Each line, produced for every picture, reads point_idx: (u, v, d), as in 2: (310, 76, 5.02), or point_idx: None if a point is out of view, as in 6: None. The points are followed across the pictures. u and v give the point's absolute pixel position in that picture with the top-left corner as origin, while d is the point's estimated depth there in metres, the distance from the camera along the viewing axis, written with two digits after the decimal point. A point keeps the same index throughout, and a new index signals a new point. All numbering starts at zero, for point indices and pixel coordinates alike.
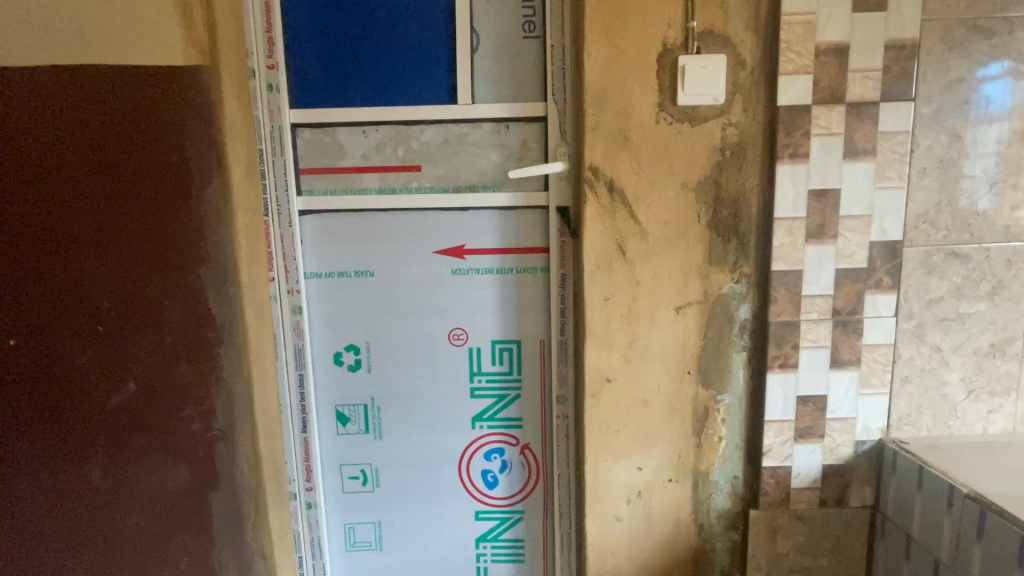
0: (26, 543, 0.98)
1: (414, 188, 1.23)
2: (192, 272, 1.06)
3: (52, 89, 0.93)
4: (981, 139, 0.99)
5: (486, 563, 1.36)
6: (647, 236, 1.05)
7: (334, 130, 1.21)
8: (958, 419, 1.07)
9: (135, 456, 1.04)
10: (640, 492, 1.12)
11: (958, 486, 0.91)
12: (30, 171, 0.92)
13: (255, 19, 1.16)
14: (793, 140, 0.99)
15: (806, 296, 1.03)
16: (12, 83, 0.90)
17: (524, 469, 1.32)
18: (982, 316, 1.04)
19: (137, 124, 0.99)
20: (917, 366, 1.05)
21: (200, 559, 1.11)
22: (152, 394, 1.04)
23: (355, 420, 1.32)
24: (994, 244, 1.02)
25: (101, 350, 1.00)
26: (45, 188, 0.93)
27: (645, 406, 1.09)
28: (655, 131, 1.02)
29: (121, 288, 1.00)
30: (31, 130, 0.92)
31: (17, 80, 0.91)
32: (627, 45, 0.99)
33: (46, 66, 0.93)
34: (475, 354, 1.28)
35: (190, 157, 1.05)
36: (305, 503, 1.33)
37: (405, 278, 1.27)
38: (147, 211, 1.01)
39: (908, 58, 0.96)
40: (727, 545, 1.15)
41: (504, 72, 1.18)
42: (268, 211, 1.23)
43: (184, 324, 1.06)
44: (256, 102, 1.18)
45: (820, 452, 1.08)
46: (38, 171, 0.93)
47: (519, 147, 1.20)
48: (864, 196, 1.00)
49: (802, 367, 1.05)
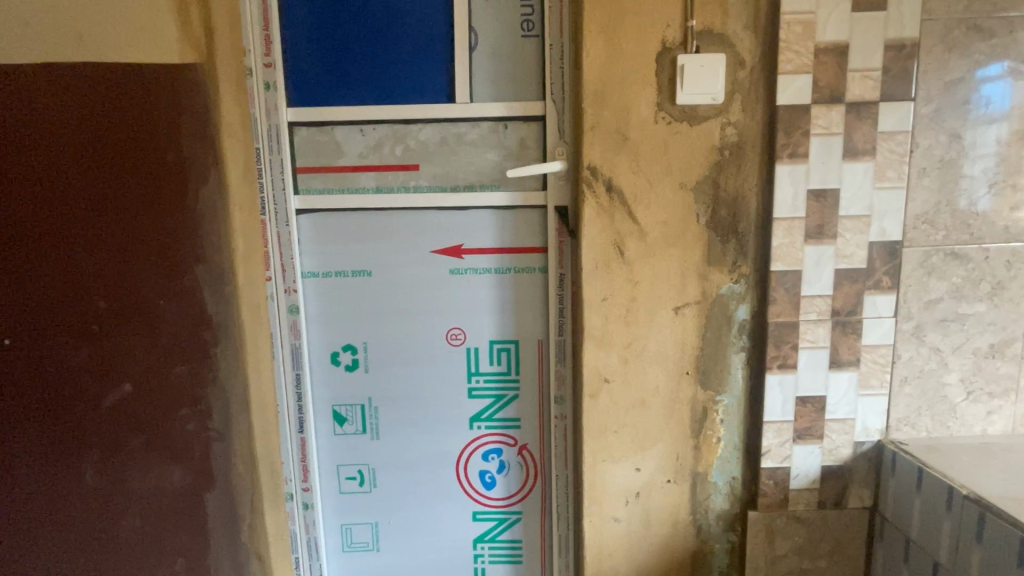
0: (22, 542, 0.98)
1: (412, 187, 1.22)
2: (189, 271, 1.06)
3: (47, 87, 0.93)
4: (980, 140, 0.99)
5: (484, 564, 1.35)
6: (646, 235, 1.04)
7: (332, 129, 1.21)
8: (958, 421, 1.06)
9: (130, 456, 1.03)
10: (638, 493, 1.12)
11: (957, 487, 0.90)
12: (26, 169, 0.92)
13: (253, 18, 1.16)
14: (793, 140, 0.98)
15: (805, 296, 1.02)
16: (8, 82, 0.91)
17: (522, 469, 1.31)
18: (981, 316, 1.03)
19: (134, 122, 0.99)
20: (916, 366, 1.05)
21: (195, 559, 1.10)
22: (148, 394, 1.04)
23: (352, 420, 1.31)
24: (994, 245, 1.01)
25: (96, 349, 0.99)
26: (41, 187, 0.93)
27: (643, 407, 1.09)
28: (654, 130, 1.01)
29: (117, 287, 1.00)
30: (27, 129, 0.92)
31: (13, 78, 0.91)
32: (626, 44, 0.99)
33: (41, 64, 0.92)
34: (473, 354, 1.28)
35: (187, 155, 1.04)
36: (302, 503, 1.32)
37: (403, 277, 1.26)
38: (143, 210, 1.01)
39: (908, 58, 0.96)
40: (726, 546, 1.15)
41: (503, 71, 1.18)
42: (264, 209, 1.22)
43: (180, 323, 1.05)
44: (252, 101, 1.17)
45: (819, 453, 1.07)
46: (34, 169, 0.93)
47: (518, 147, 1.20)
48: (864, 196, 0.99)
49: (801, 368, 1.05)
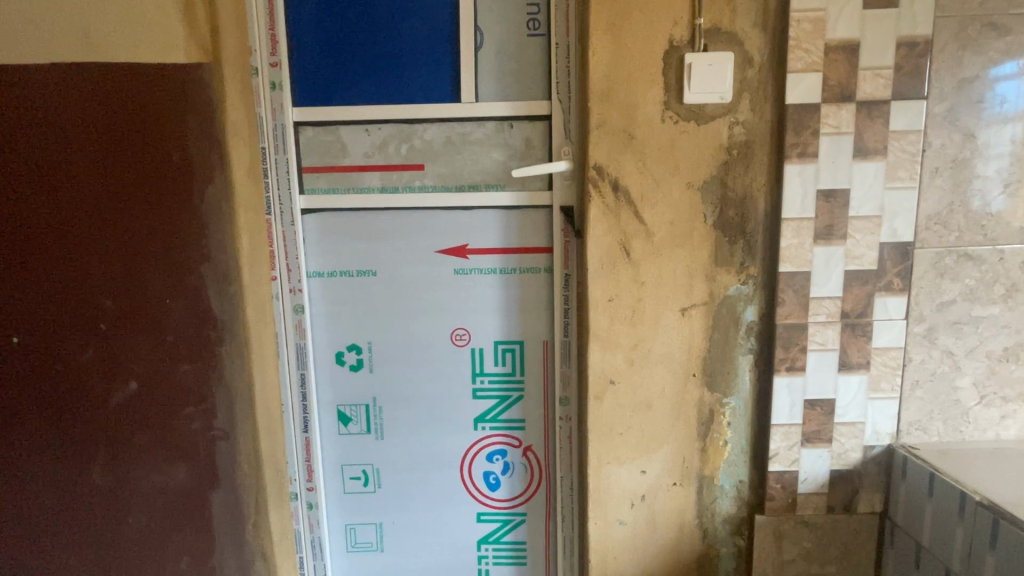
0: (34, 538, 1.00)
1: (417, 187, 1.22)
2: (194, 271, 1.05)
3: (54, 91, 0.94)
4: (995, 139, 0.97)
5: (488, 565, 1.35)
6: (652, 236, 1.03)
7: (337, 129, 1.21)
8: (971, 425, 1.04)
9: (136, 455, 1.03)
10: (644, 495, 1.11)
11: (970, 493, 0.88)
12: (36, 171, 0.94)
13: (258, 18, 1.16)
14: (802, 140, 0.97)
15: (814, 298, 1.01)
16: (20, 83, 0.93)
17: (526, 471, 1.31)
18: (995, 319, 1.01)
19: (140, 123, 0.99)
20: (928, 369, 1.03)
21: (200, 558, 1.10)
22: (152, 394, 1.04)
23: (356, 420, 1.31)
24: (1009, 246, 0.99)
25: (101, 349, 1.00)
26: (49, 189, 0.95)
27: (649, 410, 1.08)
28: (661, 130, 1.00)
29: (121, 285, 1.00)
30: (40, 130, 0.94)
31: (24, 80, 0.93)
32: (633, 42, 0.98)
33: (55, 66, 0.94)
34: (477, 355, 1.27)
35: (194, 156, 1.03)
36: (306, 503, 1.32)
37: (408, 277, 1.26)
38: (148, 210, 1.00)
39: (920, 56, 0.94)
40: (732, 550, 1.13)
41: (508, 70, 1.17)
42: (270, 208, 1.22)
43: (184, 323, 1.05)
44: (259, 99, 1.17)
45: (827, 457, 1.06)
46: (42, 172, 0.94)
47: (523, 146, 1.19)
48: (874, 196, 0.98)
49: (810, 371, 1.03)
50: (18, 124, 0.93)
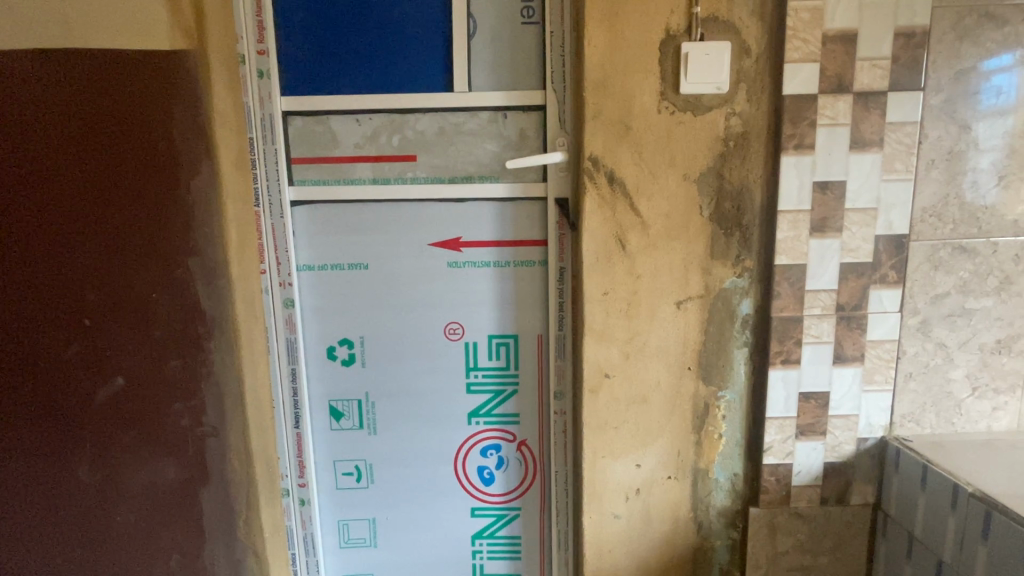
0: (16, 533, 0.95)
1: (409, 178, 1.20)
2: (181, 264, 1.03)
3: (54, 74, 0.90)
4: (990, 131, 0.97)
5: (482, 560, 1.34)
6: (648, 228, 1.02)
7: (327, 119, 1.18)
8: (963, 417, 1.05)
9: (123, 453, 1.00)
10: (639, 489, 1.10)
11: (963, 485, 0.89)
12: (36, 160, 0.90)
13: (245, 4, 1.13)
14: (799, 131, 0.96)
15: (810, 291, 1.00)
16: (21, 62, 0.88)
17: (520, 465, 1.30)
18: (988, 312, 1.02)
19: (124, 110, 0.96)
20: (922, 362, 1.03)
21: (190, 555, 1.08)
22: (139, 390, 1.01)
23: (349, 416, 1.30)
24: (1002, 239, 1.00)
25: (87, 343, 0.96)
26: (46, 179, 0.91)
27: (644, 403, 1.07)
28: (657, 120, 0.99)
29: (106, 278, 0.97)
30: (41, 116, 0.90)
31: (28, 60, 0.88)
32: (630, 30, 0.96)
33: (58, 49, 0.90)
34: (471, 349, 1.26)
35: (179, 143, 1.01)
36: (298, 500, 1.31)
37: (400, 270, 1.24)
38: (133, 201, 0.98)
39: (918, 46, 0.93)
40: (727, 543, 1.13)
41: (501, 59, 1.15)
42: (259, 201, 1.20)
43: (172, 316, 1.03)
44: (246, 88, 1.15)
45: (821, 450, 1.06)
46: (40, 159, 0.90)
47: (517, 137, 1.17)
48: (870, 188, 0.97)
49: (805, 363, 1.03)
50: (15, 101, 0.88)
